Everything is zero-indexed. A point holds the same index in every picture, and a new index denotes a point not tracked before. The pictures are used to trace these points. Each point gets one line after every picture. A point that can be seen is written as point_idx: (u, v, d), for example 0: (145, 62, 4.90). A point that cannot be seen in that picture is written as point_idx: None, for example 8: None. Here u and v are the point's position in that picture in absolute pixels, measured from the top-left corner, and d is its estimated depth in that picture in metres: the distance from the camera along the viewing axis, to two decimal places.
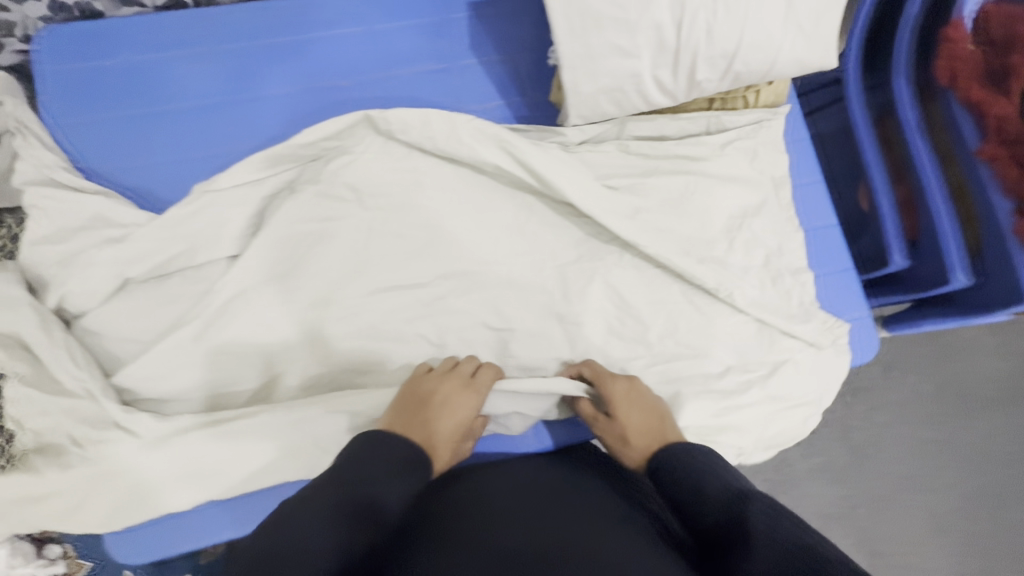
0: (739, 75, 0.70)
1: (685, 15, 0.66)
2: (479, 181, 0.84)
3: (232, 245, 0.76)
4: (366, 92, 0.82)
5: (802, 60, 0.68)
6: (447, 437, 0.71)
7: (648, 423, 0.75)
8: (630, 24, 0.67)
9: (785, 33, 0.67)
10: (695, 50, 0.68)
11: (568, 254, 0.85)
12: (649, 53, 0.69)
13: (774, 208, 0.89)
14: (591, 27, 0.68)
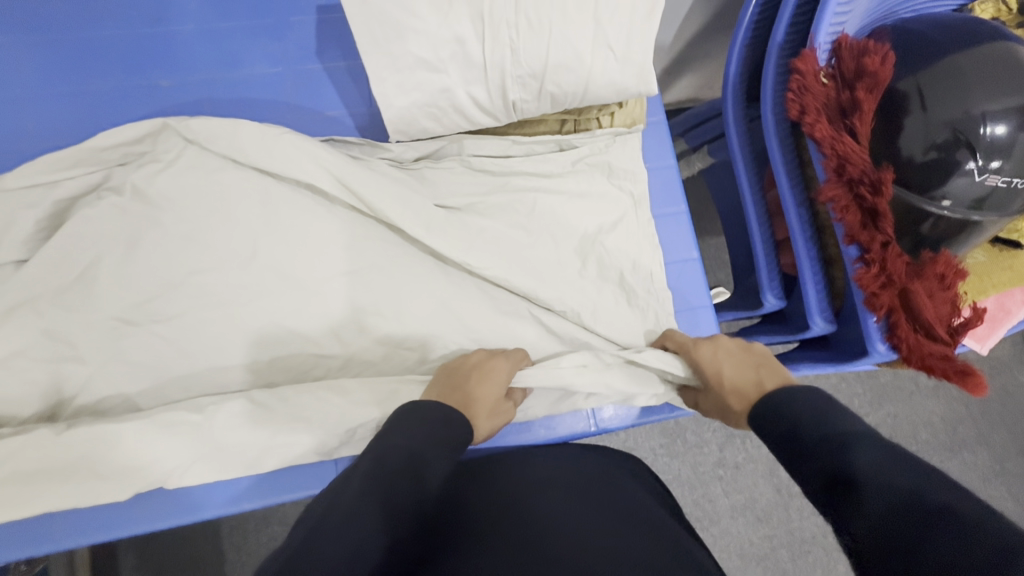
0: (554, 96, 0.68)
1: (487, 31, 0.64)
2: (308, 189, 0.78)
3: (21, 247, 0.70)
4: (198, 99, 0.81)
5: (616, 83, 0.67)
6: (488, 397, 0.67)
7: (743, 373, 0.67)
8: (430, 37, 0.64)
9: (595, 56, 0.65)
10: (502, 67, 0.65)
11: (408, 268, 0.78)
12: (457, 68, 0.66)
13: (635, 233, 0.83)
14: (392, 38, 0.64)
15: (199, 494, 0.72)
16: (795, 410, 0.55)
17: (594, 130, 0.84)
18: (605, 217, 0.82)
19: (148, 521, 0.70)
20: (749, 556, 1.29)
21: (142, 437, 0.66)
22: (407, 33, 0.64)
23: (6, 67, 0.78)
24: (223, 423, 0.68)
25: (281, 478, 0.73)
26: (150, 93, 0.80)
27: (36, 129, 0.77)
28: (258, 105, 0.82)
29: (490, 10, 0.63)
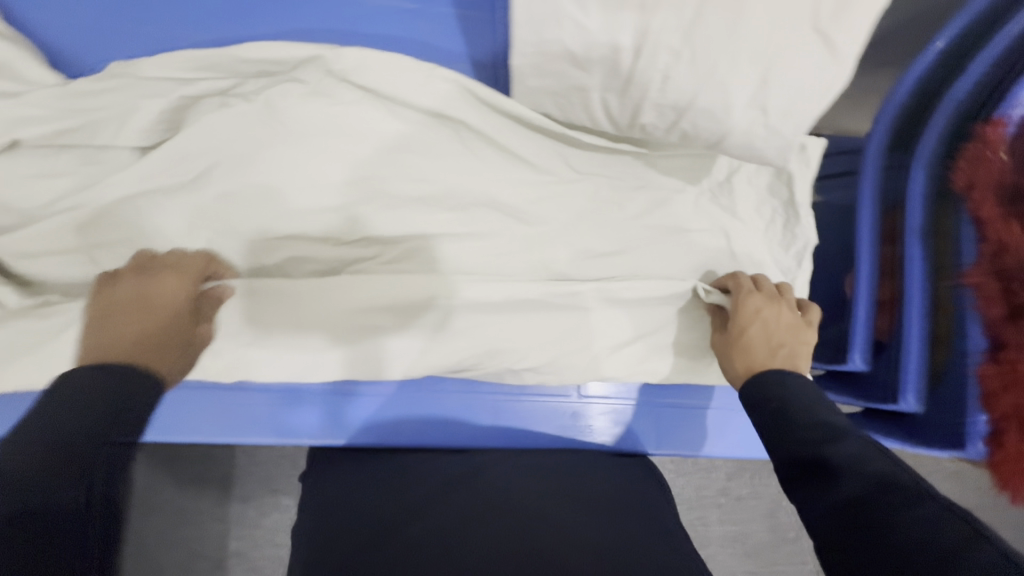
0: (688, 133, 0.63)
1: (648, 44, 0.57)
2: (430, 142, 0.74)
3: (141, 136, 0.69)
4: (335, 20, 0.77)
5: (755, 149, 0.61)
6: (155, 310, 0.65)
7: (765, 344, 0.70)
8: (588, 35, 0.59)
9: (744, 113, 0.59)
10: (646, 90, 0.60)
11: (512, 242, 0.76)
12: (601, 73, 0.62)
13: (748, 261, 0.77)
14: (549, 23, 0.60)
15: (257, 407, 0.82)
16: (793, 398, 0.62)
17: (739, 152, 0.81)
18: (724, 243, 0.77)
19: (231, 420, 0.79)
20: None
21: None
22: (574, 19, 0.59)
23: None
24: (326, 351, 0.74)
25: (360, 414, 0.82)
26: (289, 2, 0.76)
27: (171, 16, 0.74)
28: (393, 40, 0.79)
29: (659, 23, 0.56)
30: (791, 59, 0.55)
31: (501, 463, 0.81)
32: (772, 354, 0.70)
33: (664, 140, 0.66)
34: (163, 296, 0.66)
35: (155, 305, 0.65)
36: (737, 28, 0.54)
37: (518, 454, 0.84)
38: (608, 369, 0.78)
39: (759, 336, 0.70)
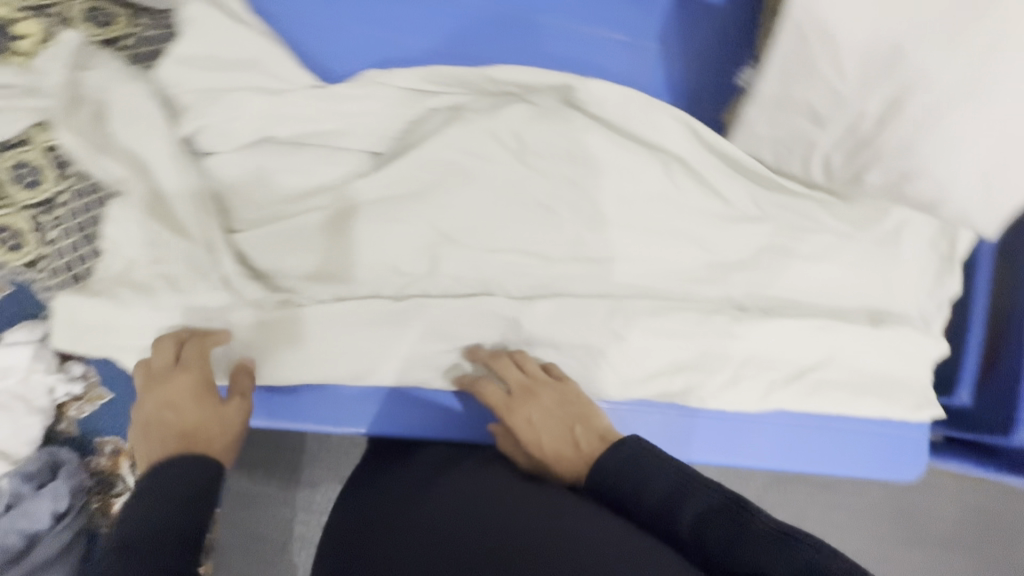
0: (904, 193, 0.69)
1: (895, 115, 0.64)
2: (640, 171, 0.78)
3: (383, 143, 0.72)
4: (556, 46, 0.82)
5: (967, 215, 0.68)
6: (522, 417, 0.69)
7: (556, 441, 0.68)
8: (838, 99, 0.66)
9: (969, 184, 0.66)
10: (880, 153, 0.67)
11: (698, 269, 0.82)
12: (837, 132, 0.68)
13: (899, 304, 0.87)
14: (801, 83, 0.67)
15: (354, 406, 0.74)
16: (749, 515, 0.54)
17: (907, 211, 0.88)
18: (883, 287, 0.86)
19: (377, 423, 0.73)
20: None
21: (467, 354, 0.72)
22: (828, 83, 0.65)
23: None
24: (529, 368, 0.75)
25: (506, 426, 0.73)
26: (517, 26, 0.82)
27: (407, 26, 0.79)
28: (603, 69, 0.83)
29: (911, 99, 0.63)
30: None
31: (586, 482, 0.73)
32: (574, 446, 0.67)
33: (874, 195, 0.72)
34: (222, 422, 0.62)
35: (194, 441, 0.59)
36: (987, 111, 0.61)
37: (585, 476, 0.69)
38: (780, 399, 0.82)
39: (538, 424, 0.69)
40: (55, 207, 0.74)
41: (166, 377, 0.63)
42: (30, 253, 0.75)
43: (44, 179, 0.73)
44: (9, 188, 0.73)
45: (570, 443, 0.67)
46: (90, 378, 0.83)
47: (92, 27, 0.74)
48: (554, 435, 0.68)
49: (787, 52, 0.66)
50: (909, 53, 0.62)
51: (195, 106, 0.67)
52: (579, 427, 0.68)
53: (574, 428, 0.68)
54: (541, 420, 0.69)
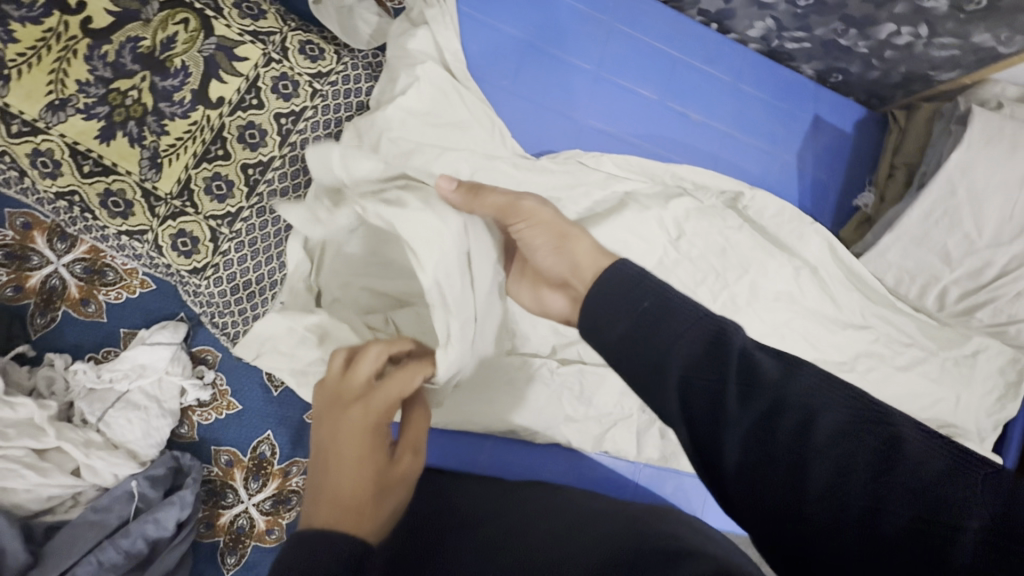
0: (1006, 333, 0.81)
1: (1015, 271, 0.77)
2: (775, 271, 0.85)
3: (567, 215, 0.77)
4: (712, 144, 0.89)
5: None
6: (542, 241, 0.58)
7: (554, 259, 0.56)
8: (972, 248, 0.77)
9: None
10: (998, 297, 0.79)
11: (807, 365, 0.88)
12: (961, 273, 0.80)
13: (970, 422, 0.94)
14: (940, 228, 0.78)
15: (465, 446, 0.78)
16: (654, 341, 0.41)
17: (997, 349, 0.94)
18: (961, 408, 0.94)
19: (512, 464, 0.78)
20: None
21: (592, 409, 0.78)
22: (966, 232, 0.77)
23: (592, 38, 0.83)
24: (651, 437, 0.80)
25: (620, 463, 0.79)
26: (681, 121, 0.88)
27: (590, 106, 0.83)
28: (749, 174, 0.91)
29: None
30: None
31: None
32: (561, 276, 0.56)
33: (977, 328, 0.83)
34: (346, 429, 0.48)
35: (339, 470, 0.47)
36: None
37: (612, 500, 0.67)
38: None
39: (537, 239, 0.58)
40: (237, 220, 0.77)
41: (365, 400, 0.49)
42: (199, 261, 0.78)
43: (233, 194, 0.77)
44: (201, 197, 0.75)
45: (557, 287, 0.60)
46: (219, 385, 0.85)
47: (305, 61, 0.79)
48: (548, 248, 0.58)
49: (934, 203, 0.77)
50: None
51: (410, 155, 0.71)
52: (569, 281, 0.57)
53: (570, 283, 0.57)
54: (558, 246, 0.56)
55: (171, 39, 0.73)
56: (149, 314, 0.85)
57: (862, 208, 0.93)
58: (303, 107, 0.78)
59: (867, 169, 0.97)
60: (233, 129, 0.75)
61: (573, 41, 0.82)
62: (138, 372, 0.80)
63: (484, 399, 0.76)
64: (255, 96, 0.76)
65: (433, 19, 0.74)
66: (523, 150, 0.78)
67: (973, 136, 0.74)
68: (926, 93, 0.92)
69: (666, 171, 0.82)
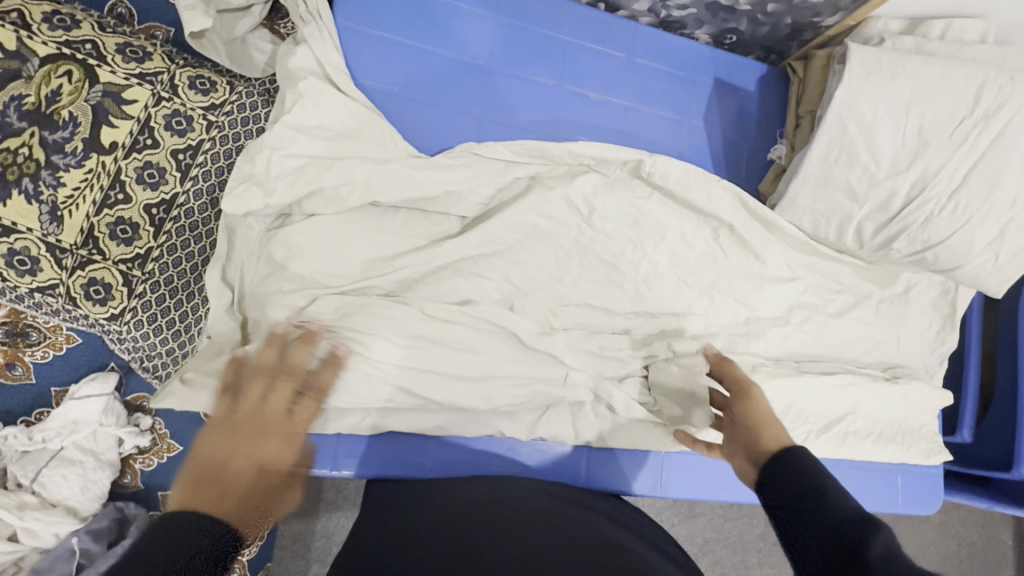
0: (926, 259, 0.81)
1: (920, 197, 0.77)
2: (690, 234, 0.86)
3: (472, 209, 0.78)
4: (616, 119, 0.90)
5: (979, 278, 0.81)
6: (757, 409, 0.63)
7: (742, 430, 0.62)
8: (874, 179, 0.78)
9: (981, 254, 0.78)
10: (909, 225, 0.78)
11: (740, 324, 0.89)
12: (871, 206, 0.80)
13: (916, 360, 0.97)
14: (841, 164, 0.78)
15: (409, 454, 0.78)
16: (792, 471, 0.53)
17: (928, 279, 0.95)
18: (897, 342, 0.95)
19: (457, 464, 0.79)
20: None
21: (524, 397, 0.76)
22: (865, 166, 0.78)
23: (478, 34, 0.85)
24: (586, 411, 0.82)
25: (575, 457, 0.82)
26: (581, 101, 0.89)
27: (486, 99, 0.84)
28: (657, 144, 0.92)
29: (933, 185, 0.76)
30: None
31: (649, 519, 0.75)
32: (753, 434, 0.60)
33: (899, 260, 0.83)
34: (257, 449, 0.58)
35: (224, 482, 0.52)
36: (995, 195, 0.76)
37: (538, 489, 0.74)
38: (814, 447, 0.89)
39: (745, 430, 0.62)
40: (147, 260, 0.78)
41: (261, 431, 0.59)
42: (114, 307, 0.77)
43: (140, 235, 0.77)
44: (107, 243, 0.76)
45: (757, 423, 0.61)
46: (158, 429, 0.84)
47: (196, 94, 0.80)
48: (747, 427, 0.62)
49: (829, 141, 0.78)
50: (931, 145, 0.76)
51: (303, 170, 0.72)
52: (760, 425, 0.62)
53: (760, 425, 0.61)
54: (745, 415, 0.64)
55: (56, 92, 0.74)
56: (79, 369, 0.84)
57: (777, 159, 0.94)
58: (199, 140, 0.79)
59: (776, 122, 0.99)
60: (131, 171, 0.76)
61: (458, 40, 0.84)
62: (68, 429, 0.78)
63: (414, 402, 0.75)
64: (149, 136, 0.77)
65: (309, 36, 0.75)
66: (419, 152, 0.79)
67: (853, 71, 0.76)
68: (817, 40, 0.94)
69: (565, 151, 0.82)
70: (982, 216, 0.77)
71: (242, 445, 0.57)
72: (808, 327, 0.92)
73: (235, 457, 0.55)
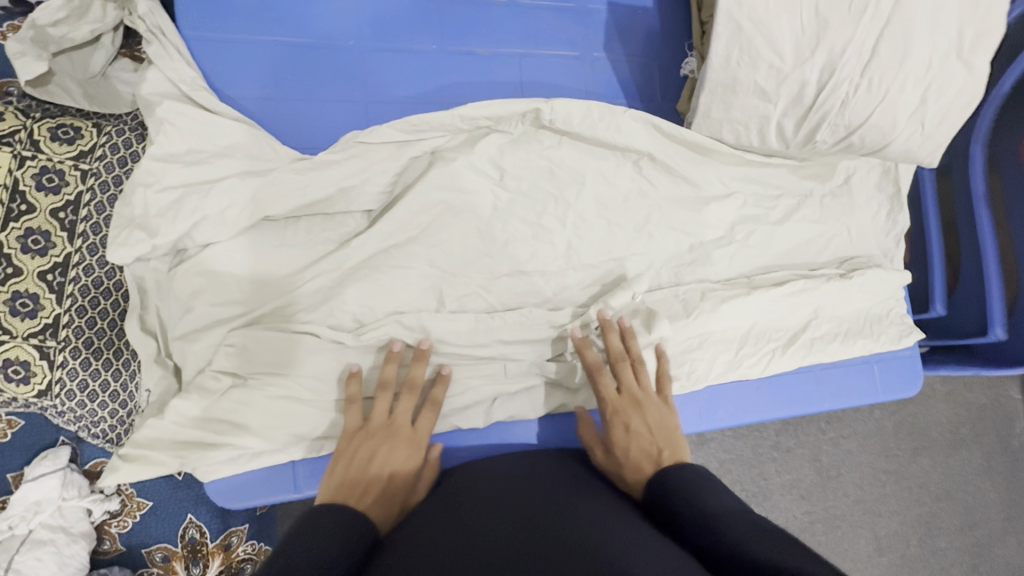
0: (853, 145, 0.77)
1: (831, 81, 0.73)
2: (611, 174, 0.82)
3: (374, 201, 0.75)
4: (511, 70, 0.85)
5: (910, 152, 0.77)
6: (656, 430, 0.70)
7: (646, 446, 0.68)
8: (781, 74, 0.73)
9: (907, 126, 0.75)
10: (827, 113, 0.75)
11: (682, 254, 0.86)
12: (785, 102, 0.76)
13: (871, 248, 0.94)
14: (745, 64, 0.74)
15: None
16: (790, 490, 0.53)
17: (865, 165, 0.92)
18: (848, 233, 0.92)
19: None
20: (870, 557, 1.34)
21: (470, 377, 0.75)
22: (768, 62, 0.73)
23: (342, 12, 0.79)
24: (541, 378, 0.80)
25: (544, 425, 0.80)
26: (470, 60, 0.84)
27: (365, 81, 0.79)
28: (560, 87, 0.87)
29: (842, 66, 0.72)
30: (945, 79, 0.73)
31: None
32: (658, 463, 0.65)
33: (827, 152, 0.79)
34: (394, 457, 0.66)
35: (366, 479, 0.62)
36: (909, 60, 0.72)
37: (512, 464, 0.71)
38: (784, 362, 0.87)
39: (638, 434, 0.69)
40: (58, 328, 0.74)
41: (389, 435, 0.67)
42: (39, 383, 0.75)
43: (42, 304, 0.74)
44: (10, 320, 0.72)
45: (652, 459, 0.67)
46: (124, 489, 0.83)
47: (59, 144, 0.75)
48: (646, 446, 0.68)
49: (727, 43, 0.73)
50: (831, 24, 0.71)
51: (182, 202, 0.68)
52: (667, 452, 0.67)
53: (661, 451, 0.67)
54: (636, 431, 0.69)
55: None
56: (30, 450, 0.83)
57: (690, 74, 0.89)
58: (77, 192, 0.75)
59: (683, 35, 0.94)
60: (14, 242, 0.72)
61: (321, 23, 0.78)
62: (31, 512, 0.77)
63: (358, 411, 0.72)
64: (23, 201, 0.73)
65: (155, 56, 0.70)
66: (304, 154, 0.75)
67: None
68: None
69: (459, 118, 0.78)
70: (899, 86, 0.73)
71: (379, 449, 0.66)
72: (753, 240, 0.88)
73: (376, 454, 0.65)
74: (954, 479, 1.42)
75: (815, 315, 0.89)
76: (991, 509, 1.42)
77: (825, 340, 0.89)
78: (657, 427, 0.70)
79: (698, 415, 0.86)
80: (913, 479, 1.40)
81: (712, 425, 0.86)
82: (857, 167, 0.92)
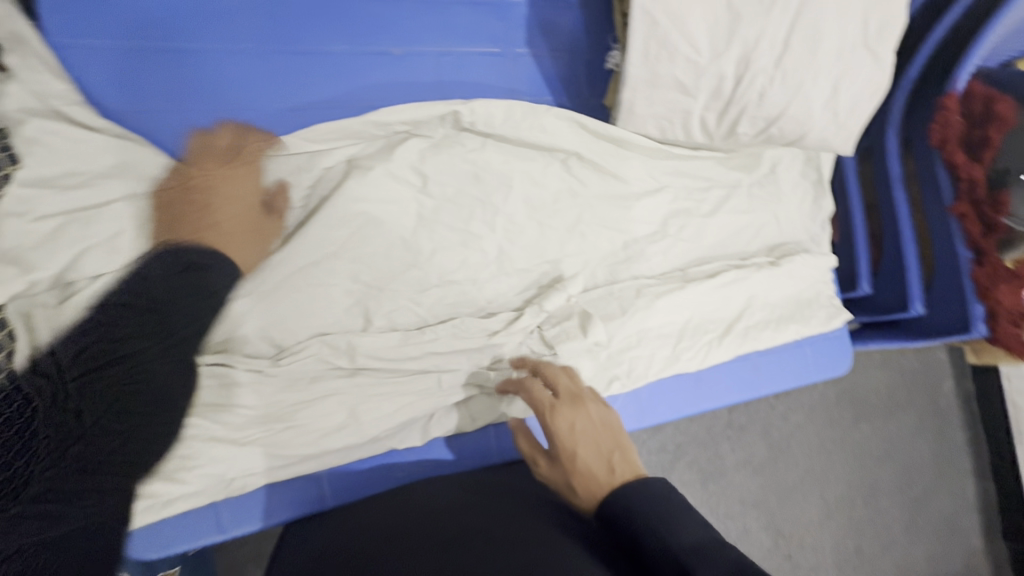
0: (773, 136, 0.78)
1: (747, 74, 0.73)
2: (538, 174, 0.80)
3: (286, 217, 0.70)
4: (429, 70, 0.81)
5: (827, 141, 0.79)
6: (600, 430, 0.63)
7: (595, 452, 0.61)
8: (699, 68, 0.73)
9: (822, 115, 0.76)
10: (745, 106, 0.75)
11: (616, 252, 0.85)
12: (705, 96, 0.75)
13: (798, 234, 0.96)
14: (663, 59, 0.73)
15: (305, 493, 0.71)
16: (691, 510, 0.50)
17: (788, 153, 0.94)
18: (777, 221, 0.94)
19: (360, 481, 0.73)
20: (819, 525, 1.40)
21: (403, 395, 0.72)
22: (685, 56, 0.73)
23: (236, 13, 0.73)
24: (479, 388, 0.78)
25: (483, 438, 0.78)
26: (384, 60, 0.79)
27: (268, 87, 0.74)
28: (482, 86, 0.84)
29: (756, 58, 0.72)
30: (854, 68, 0.74)
31: None
32: (610, 468, 0.58)
33: (749, 144, 0.80)
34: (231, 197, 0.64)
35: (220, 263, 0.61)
36: (819, 50, 0.72)
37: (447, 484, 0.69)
38: (722, 352, 0.88)
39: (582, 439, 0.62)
40: None
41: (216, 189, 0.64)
42: None
43: None
44: None
45: (605, 462, 0.60)
46: None
47: None
48: (593, 449, 0.61)
49: (644, 38, 0.72)
50: (743, 16, 0.71)
51: None
52: (617, 452, 0.60)
53: (613, 452, 0.60)
54: (582, 431, 0.63)
55: None
56: None
57: (614, 68, 0.87)
58: None
59: (606, 28, 0.92)
60: None
61: (214, 25, 0.72)
62: None
63: (283, 441, 0.68)
64: None
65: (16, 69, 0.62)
66: None
67: None
68: None
69: (374, 123, 0.74)
70: (812, 76, 0.73)
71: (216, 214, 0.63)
72: (685, 232, 0.88)
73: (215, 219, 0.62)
74: (891, 442, 1.51)
75: (749, 304, 0.91)
76: (925, 467, 1.51)
77: (759, 328, 0.91)
78: (602, 426, 0.64)
79: (640, 411, 0.86)
80: (854, 446, 1.48)
81: (655, 420, 0.86)
82: (781, 155, 0.93)
